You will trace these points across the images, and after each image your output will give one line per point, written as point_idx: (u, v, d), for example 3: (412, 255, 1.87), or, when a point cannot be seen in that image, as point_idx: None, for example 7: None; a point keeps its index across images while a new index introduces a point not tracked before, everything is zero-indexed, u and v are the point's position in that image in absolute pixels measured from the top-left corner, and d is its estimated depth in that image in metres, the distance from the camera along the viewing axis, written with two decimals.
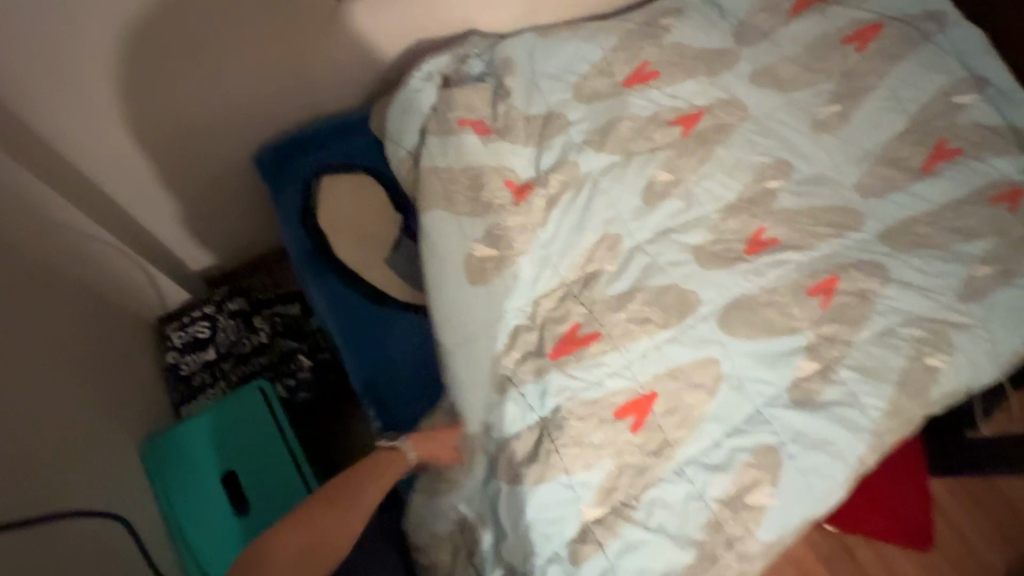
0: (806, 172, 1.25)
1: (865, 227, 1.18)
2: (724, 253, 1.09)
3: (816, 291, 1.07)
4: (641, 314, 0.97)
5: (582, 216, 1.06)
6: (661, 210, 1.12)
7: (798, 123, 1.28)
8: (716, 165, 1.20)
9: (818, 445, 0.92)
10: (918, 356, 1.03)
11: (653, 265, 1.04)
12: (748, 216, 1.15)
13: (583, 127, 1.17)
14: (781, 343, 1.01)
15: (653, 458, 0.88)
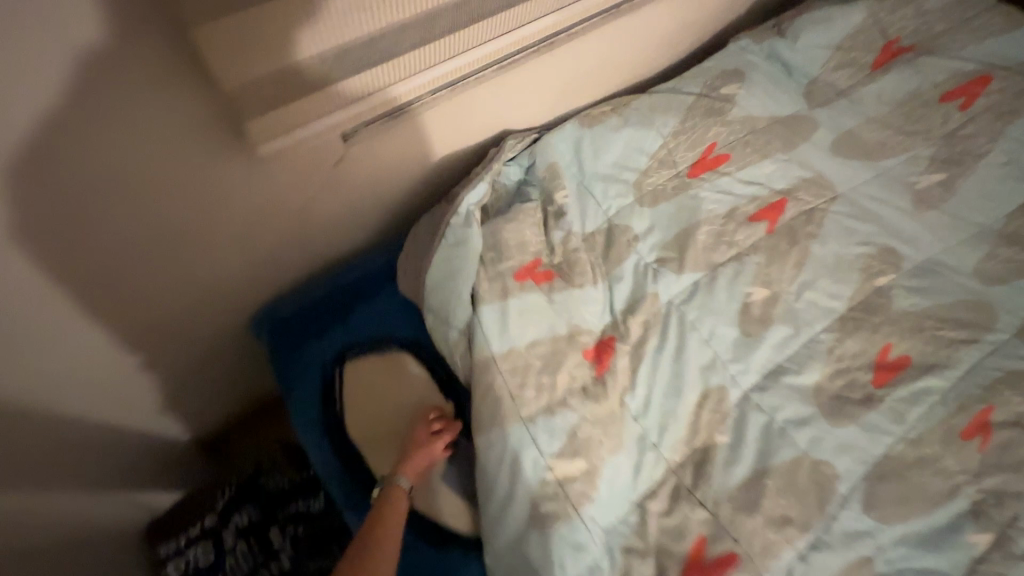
0: (914, 259, 1.03)
1: (1004, 325, 0.96)
2: (850, 393, 0.88)
3: (971, 432, 0.85)
4: (776, 507, 0.76)
5: (678, 368, 0.84)
6: (766, 342, 0.90)
7: (896, 197, 1.07)
8: (816, 267, 0.98)
9: None
10: None
11: (772, 427, 0.82)
12: (866, 334, 0.93)
13: (652, 241, 0.96)
14: (937, 516, 0.80)
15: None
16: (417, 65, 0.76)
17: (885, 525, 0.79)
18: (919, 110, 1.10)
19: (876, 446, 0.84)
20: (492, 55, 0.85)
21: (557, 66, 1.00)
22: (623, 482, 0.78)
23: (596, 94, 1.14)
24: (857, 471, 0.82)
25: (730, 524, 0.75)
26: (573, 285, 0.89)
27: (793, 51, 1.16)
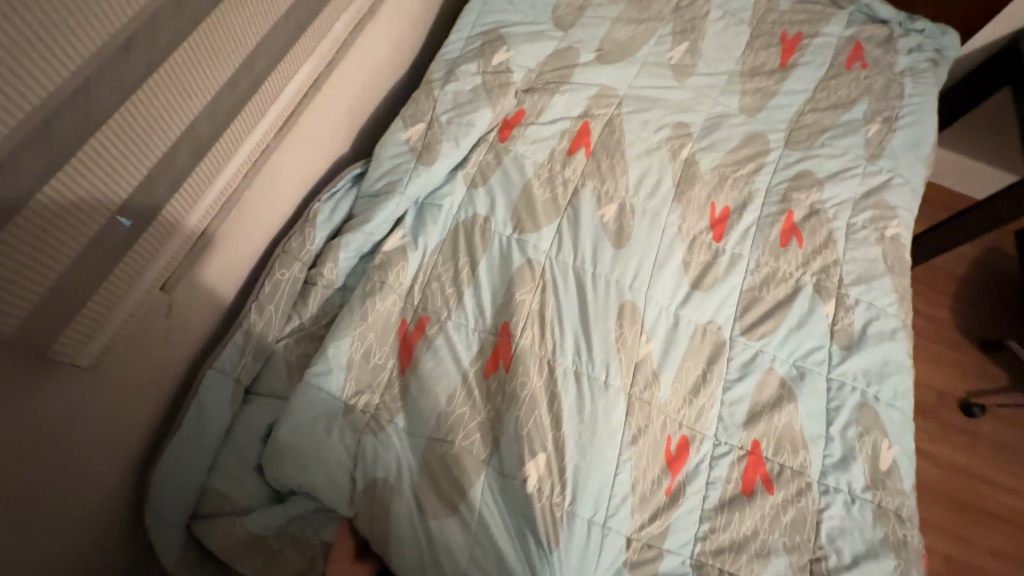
0: (699, 121, 1.21)
1: (774, 142, 1.22)
2: (704, 254, 1.05)
3: (788, 237, 1.12)
4: (698, 373, 0.94)
5: (589, 307, 0.93)
6: (634, 245, 1.01)
7: (664, 75, 1.23)
8: (639, 164, 1.11)
9: (880, 375, 1.01)
10: (879, 235, 1.17)
11: (666, 312, 0.98)
12: (699, 200, 1.10)
13: (502, 213, 1.00)
14: (798, 308, 1.04)
15: (798, 500, 0.88)
16: (204, 184, 0.70)
17: (772, 339, 1.00)
18: (643, 5, 1.29)
19: (740, 282, 1.04)
20: (281, 108, 0.80)
21: (330, 102, 0.96)
22: (599, 429, 0.83)
23: (371, 113, 1.11)
24: (732, 310, 1.01)
25: (675, 413, 0.90)
26: (461, 295, 0.92)
27: None
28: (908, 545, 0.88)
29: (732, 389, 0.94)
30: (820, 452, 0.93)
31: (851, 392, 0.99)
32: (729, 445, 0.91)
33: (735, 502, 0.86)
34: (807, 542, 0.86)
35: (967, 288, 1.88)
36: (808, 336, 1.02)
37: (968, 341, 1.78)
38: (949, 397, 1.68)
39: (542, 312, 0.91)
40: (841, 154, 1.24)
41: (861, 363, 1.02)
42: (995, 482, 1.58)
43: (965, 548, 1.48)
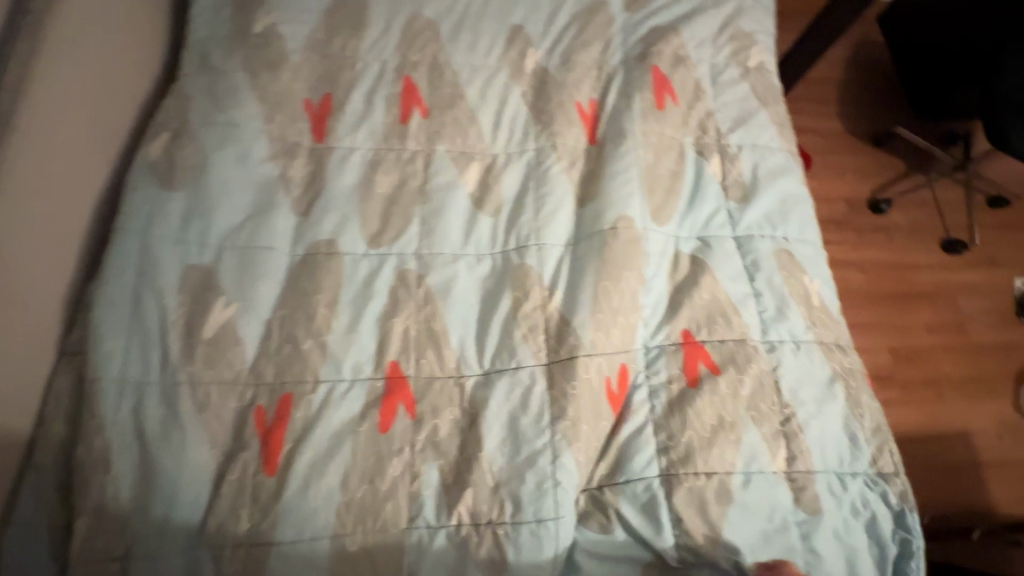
0: (526, 16, 1.07)
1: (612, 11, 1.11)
2: (581, 163, 0.95)
3: (662, 98, 1.01)
4: (628, 283, 0.80)
5: (480, 277, 0.83)
6: (510, 189, 0.90)
7: None
8: (475, 89, 0.99)
9: (781, 212, 0.97)
10: (745, 68, 1.09)
11: (558, 231, 0.87)
12: (559, 103, 0.99)
13: (341, 189, 0.85)
14: (689, 177, 0.96)
15: (748, 367, 0.79)
16: None
17: (673, 218, 0.90)
18: None
19: (634, 165, 0.92)
20: None
21: (64, 97, 0.75)
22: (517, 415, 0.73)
23: (138, 99, 0.92)
24: (636, 201, 0.88)
25: (609, 346, 0.77)
26: (325, 318, 0.76)
27: None
28: (854, 370, 0.85)
29: (650, 286, 0.83)
30: (753, 310, 0.85)
31: (762, 241, 0.93)
32: (657, 346, 0.81)
33: (685, 400, 0.76)
34: (771, 407, 0.77)
35: (847, 90, 1.88)
36: (707, 202, 0.94)
37: (861, 142, 1.80)
38: (857, 201, 1.71)
39: (426, 295, 0.80)
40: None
41: (762, 211, 0.96)
42: (916, 265, 1.65)
43: (904, 335, 1.56)
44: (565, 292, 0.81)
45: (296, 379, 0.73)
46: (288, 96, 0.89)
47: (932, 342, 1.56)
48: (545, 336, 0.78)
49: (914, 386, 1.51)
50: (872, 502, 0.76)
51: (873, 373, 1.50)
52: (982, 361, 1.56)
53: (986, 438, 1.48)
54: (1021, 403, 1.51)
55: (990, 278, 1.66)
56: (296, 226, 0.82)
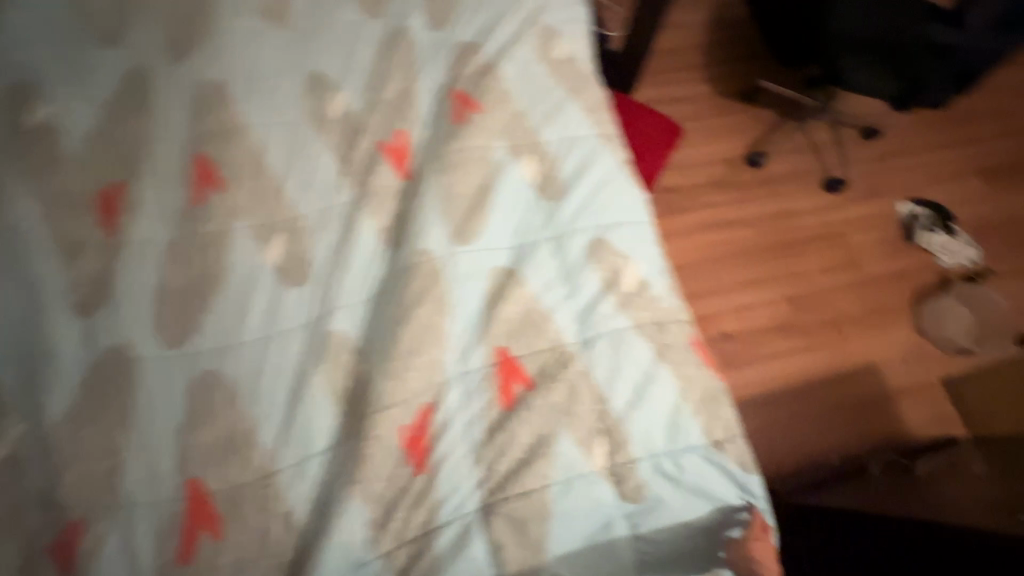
0: (325, 61, 1.06)
1: (414, 30, 1.08)
2: (393, 200, 0.94)
3: (462, 113, 1.00)
4: (421, 317, 0.81)
5: (294, 346, 0.83)
6: (320, 245, 0.91)
7: (262, 33, 1.05)
8: (278, 147, 0.98)
9: (601, 203, 0.96)
10: (553, 64, 1.08)
11: (365, 279, 0.88)
12: (365, 148, 0.99)
13: (137, 284, 0.84)
14: (501, 183, 0.94)
15: (562, 374, 0.81)
16: None
17: (484, 232, 0.90)
18: None
19: (435, 191, 0.91)
20: None
21: None
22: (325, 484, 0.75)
23: None
24: (439, 228, 0.88)
25: (403, 392, 0.77)
26: (126, 417, 0.76)
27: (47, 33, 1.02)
28: (674, 344, 0.86)
29: (462, 309, 0.84)
30: (566, 310, 0.87)
31: (578, 236, 0.93)
32: (476, 369, 0.82)
33: (497, 424, 0.78)
34: (587, 406, 0.80)
35: (710, 52, 1.89)
36: (517, 209, 0.94)
37: (731, 100, 1.81)
38: (735, 159, 1.72)
39: (231, 373, 0.80)
40: (481, 7, 1.12)
41: (577, 202, 0.96)
42: (802, 210, 1.66)
43: (801, 281, 1.57)
44: (367, 341, 0.83)
45: (98, 490, 0.72)
46: (77, 196, 0.89)
47: (829, 283, 1.58)
48: (341, 400, 0.80)
49: (817, 329, 1.53)
50: (702, 468, 0.79)
51: (772, 325, 1.52)
52: (880, 291, 1.59)
53: (893, 367, 1.50)
54: (919, 325, 1.54)
55: (876, 208, 1.69)
56: (89, 326, 0.81)
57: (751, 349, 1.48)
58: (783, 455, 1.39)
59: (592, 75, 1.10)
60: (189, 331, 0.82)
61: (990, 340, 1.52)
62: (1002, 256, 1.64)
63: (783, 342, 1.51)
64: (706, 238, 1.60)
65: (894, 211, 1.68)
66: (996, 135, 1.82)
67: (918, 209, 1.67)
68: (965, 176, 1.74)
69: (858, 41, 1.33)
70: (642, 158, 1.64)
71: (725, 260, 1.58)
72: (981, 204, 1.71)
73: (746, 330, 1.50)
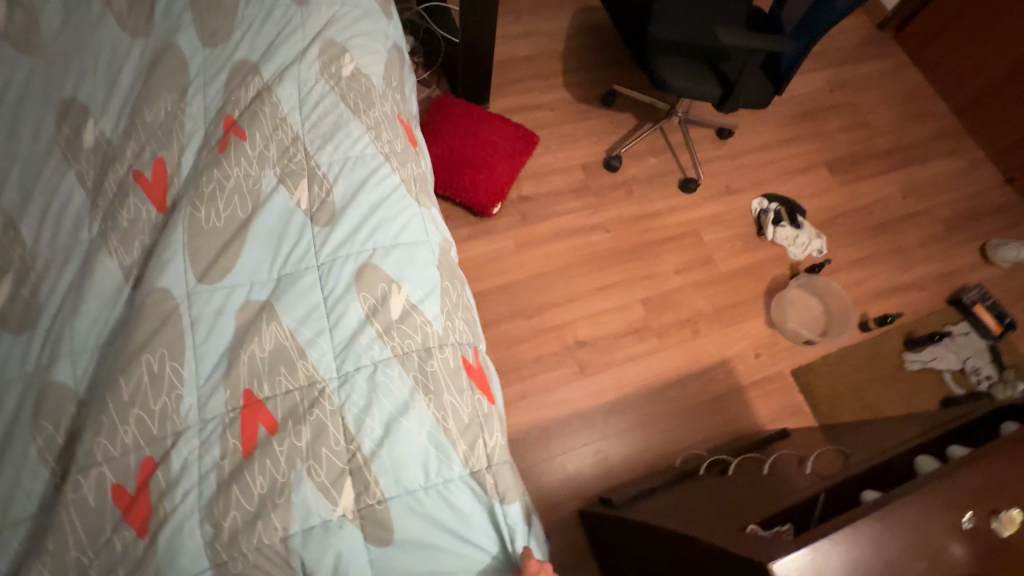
0: (81, 87, 0.97)
1: (186, 50, 1.02)
2: (147, 239, 0.87)
3: (225, 141, 0.94)
4: (147, 366, 0.75)
5: (4, 405, 0.74)
6: (52, 289, 0.82)
7: (5, 62, 0.97)
8: (17, 185, 0.90)
9: (375, 224, 0.93)
10: (335, 81, 1.04)
11: (100, 324, 0.80)
12: (119, 178, 0.91)
13: None
14: (262, 213, 0.89)
15: (310, 415, 0.77)
16: None
17: (238, 268, 0.85)
18: None
19: (183, 226, 0.85)
20: None
21: None
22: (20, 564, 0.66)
23: None
24: (182, 265, 0.83)
25: (121, 447, 0.71)
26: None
27: None
28: (435, 372, 0.84)
29: (204, 351, 0.79)
30: (325, 344, 0.82)
31: (346, 263, 0.88)
32: (217, 416, 0.76)
33: (232, 477, 0.72)
34: (334, 446, 0.76)
35: (569, 58, 1.89)
36: (283, 238, 0.89)
37: (589, 105, 1.82)
38: (592, 163, 1.72)
39: None
40: (261, 21, 1.06)
41: (350, 225, 0.91)
42: (657, 212, 1.68)
43: (655, 283, 1.59)
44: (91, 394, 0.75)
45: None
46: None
47: (683, 282, 1.60)
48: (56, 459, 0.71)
49: (672, 330, 1.53)
50: (458, 499, 0.78)
51: (626, 329, 1.51)
52: (733, 287, 1.61)
53: (746, 361, 1.52)
54: (771, 317, 1.57)
55: (729, 206, 1.72)
56: None
57: (605, 355, 1.47)
58: (636, 460, 1.38)
59: (379, 94, 1.08)
60: None
61: (835, 327, 1.57)
62: (845, 245, 1.70)
63: (638, 345, 1.50)
64: (562, 244, 1.59)
65: (747, 208, 1.72)
66: (839, 130, 1.91)
67: (769, 204, 1.72)
68: (810, 172, 1.82)
69: (677, 50, 1.40)
70: (497, 163, 1.57)
71: (579, 266, 1.57)
72: (826, 196, 1.78)
73: (600, 336, 1.49)
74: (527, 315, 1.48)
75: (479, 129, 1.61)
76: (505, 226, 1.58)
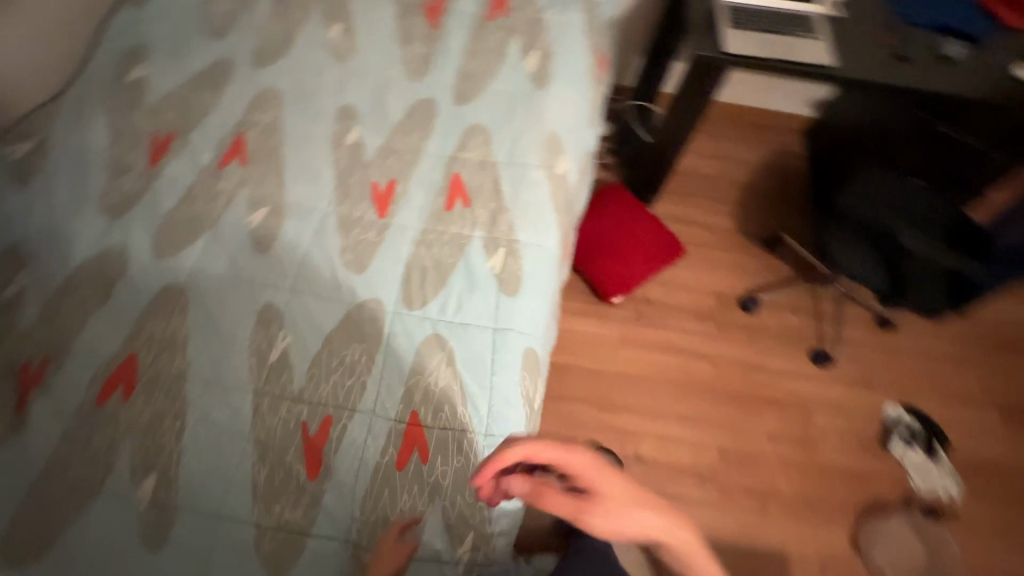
0: (361, 99, 1.26)
1: (439, 98, 1.27)
2: (363, 232, 1.09)
3: (452, 200, 1.14)
4: (351, 353, 0.95)
5: (242, 299, 0.98)
6: (291, 239, 1.07)
7: (321, 62, 1.29)
8: (292, 152, 1.19)
9: (537, 315, 1.05)
10: (551, 175, 1.20)
11: (323, 289, 1.01)
12: (362, 181, 1.17)
13: (147, 201, 1.08)
14: (468, 271, 1.06)
15: (456, 458, 0.87)
16: None
17: (432, 303, 1.02)
18: None
19: (403, 255, 1.07)
20: None
21: None
22: (225, 429, 0.85)
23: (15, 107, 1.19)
24: (398, 287, 1.03)
25: (316, 399, 0.89)
26: (105, 295, 0.95)
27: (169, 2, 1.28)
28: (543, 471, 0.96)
29: (388, 359, 0.95)
30: (483, 404, 0.93)
31: (516, 336, 1.00)
32: (387, 421, 0.89)
33: (387, 479, 0.84)
34: (465, 494, 0.85)
35: (748, 191, 1.92)
36: (477, 292, 1.04)
37: (750, 241, 1.82)
38: (728, 296, 1.71)
39: (192, 295, 0.98)
40: (504, 102, 1.26)
41: (523, 310, 1.04)
42: (775, 369, 1.61)
43: (744, 439, 1.50)
44: (301, 335, 0.96)
45: (50, 336, 0.90)
46: (138, 134, 1.14)
47: (772, 452, 1.49)
48: (266, 372, 0.91)
49: (738, 493, 1.44)
50: None
51: (692, 468, 1.46)
52: (827, 487, 1.46)
53: (807, 568, 1.36)
54: (856, 537, 1.40)
55: (861, 401, 1.58)
56: (103, 224, 1.04)
57: (659, 481, 1.43)
58: None
59: (573, 201, 1.25)
60: (175, 251, 1.03)
61: None
62: (983, 503, 1.46)
63: (696, 490, 1.43)
64: (665, 357, 1.60)
65: (879, 409, 1.56)
66: None
67: (906, 416, 1.54)
68: (974, 405, 1.59)
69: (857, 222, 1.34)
70: (635, 262, 1.66)
71: (670, 386, 1.56)
72: (983, 441, 1.54)
73: (662, 462, 1.46)
74: (600, 407, 1.51)
75: (634, 225, 1.71)
76: (619, 318, 1.64)
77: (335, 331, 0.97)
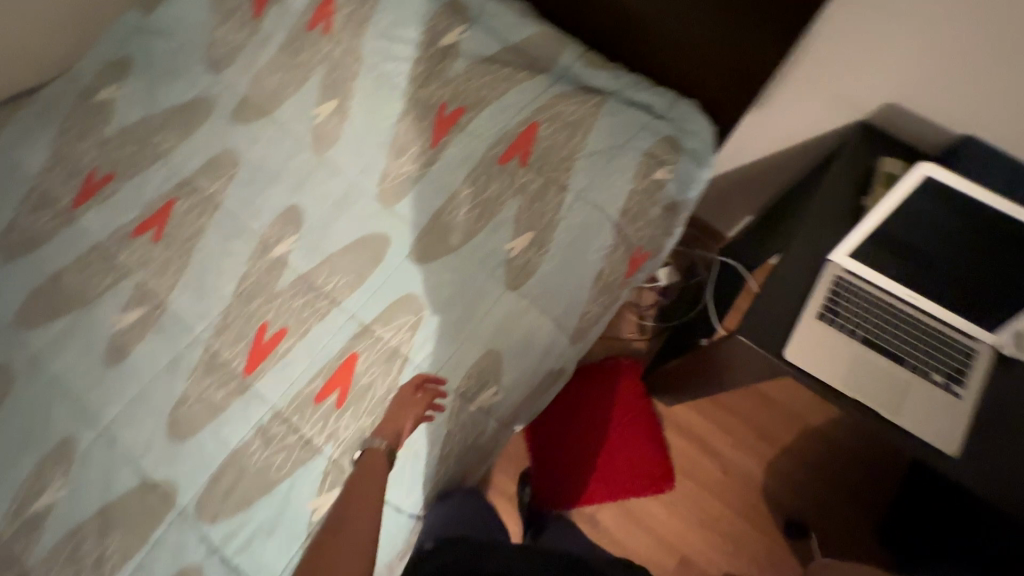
0: (314, 207, 1.03)
1: (395, 243, 0.99)
2: (215, 387, 0.91)
3: (327, 390, 0.91)
4: (107, 544, 0.82)
5: (55, 415, 0.89)
6: (140, 360, 0.93)
7: (296, 144, 1.07)
8: (209, 244, 1.01)
9: None
10: (461, 407, 0.91)
11: (131, 445, 0.87)
12: (254, 313, 0.96)
13: (45, 250, 0.99)
14: (285, 500, 0.85)
15: None
16: None
17: (224, 523, 0.84)
18: (303, 43, 1.08)
19: (236, 442, 0.88)
20: None
21: None
22: None
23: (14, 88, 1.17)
24: (203, 481, 0.86)
25: None
26: None
27: (178, 16, 1.12)
28: None
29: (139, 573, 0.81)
30: None
31: None
32: None
33: None
34: None
35: (810, 444, 1.41)
36: (281, 533, 0.83)
37: (766, 512, 1.36)
38: (693, 569, 1.32)
39: (14, 390, 0.90)
40: (461, 284, 0.95)
41: None
42: None
43: None
44: (78, 493, 0.84)
45: None
46: (78, 167, 1.04)
47: None
48: (21, 522, 0.83)
49: None
50: None
51: None
52: None
53: None
54: None
55: None
56: None
57: None
58: None
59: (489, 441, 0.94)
60: (32, 325, 0.94)
61: None
62: None
63: None
64: None
65: None
66: None
67: None
68: None
69: None
70: None
71: None
72: None
73: None
74: None
75: None
76: None
77: (109, 508, 0.84)
